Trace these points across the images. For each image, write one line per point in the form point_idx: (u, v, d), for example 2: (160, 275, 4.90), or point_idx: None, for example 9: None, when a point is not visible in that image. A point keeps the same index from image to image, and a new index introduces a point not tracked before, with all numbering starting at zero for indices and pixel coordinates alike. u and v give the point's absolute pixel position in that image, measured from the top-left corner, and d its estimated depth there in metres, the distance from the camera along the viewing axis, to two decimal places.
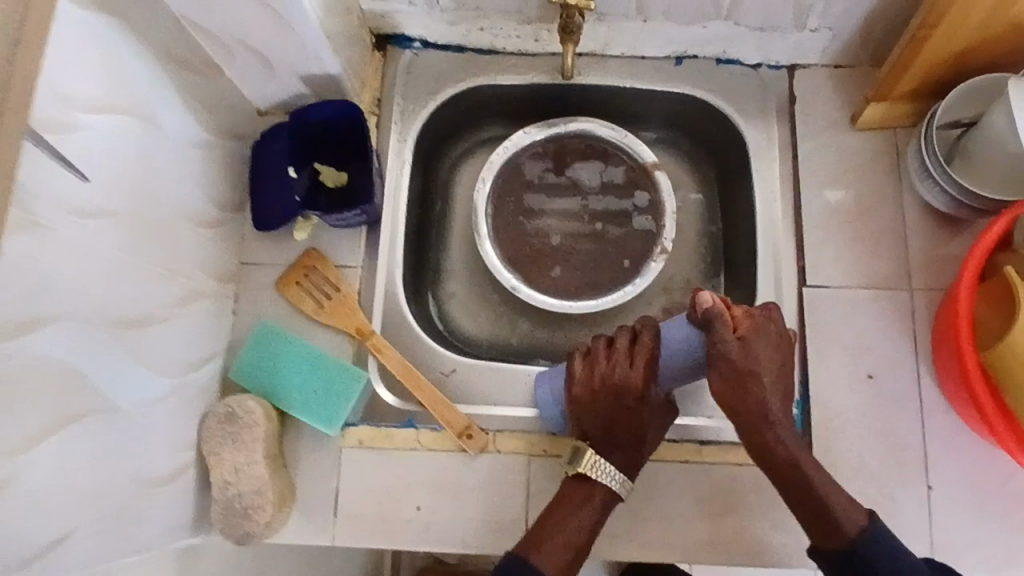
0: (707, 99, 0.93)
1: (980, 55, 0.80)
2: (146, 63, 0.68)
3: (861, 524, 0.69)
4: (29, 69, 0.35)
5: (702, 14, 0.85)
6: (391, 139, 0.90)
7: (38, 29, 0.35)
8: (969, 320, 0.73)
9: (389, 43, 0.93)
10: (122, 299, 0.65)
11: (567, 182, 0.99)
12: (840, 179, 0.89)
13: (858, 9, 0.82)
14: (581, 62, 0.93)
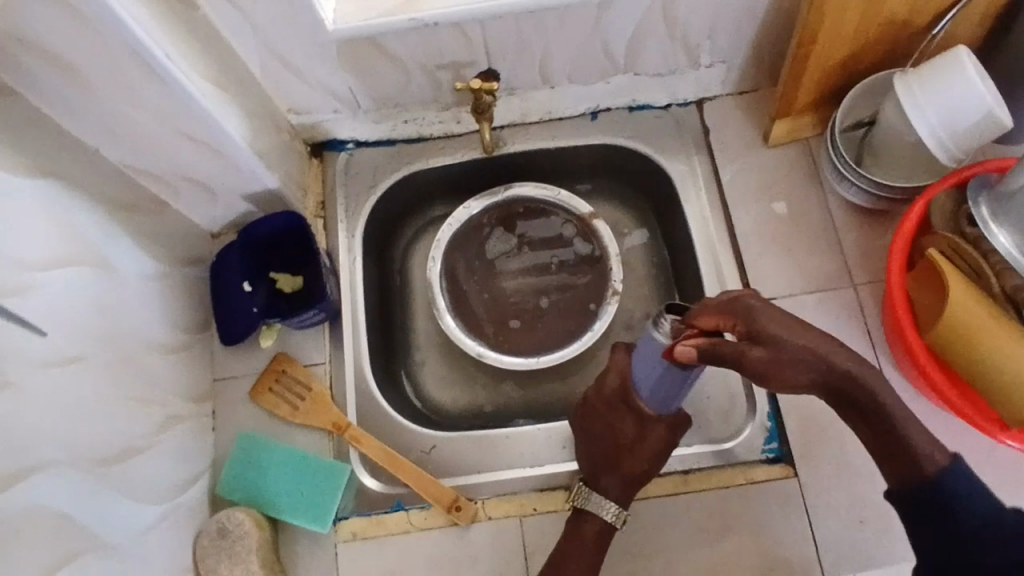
0: (628, 144, 0.99)
1: (863, 60, 0.86)
2: (97, 213, 0.74)
3: (941, 464, 0.58)
4: None
5: (604, 71, 0.92)
6: (340, 237, 0.95)
7: None
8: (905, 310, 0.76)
9: (324, 150, 0.99)
10: (102, 437, 0.68)
11: (516, 244, 1.04)
12: (766, 194, 0.93)
13: (743, 40, 0.89)
14: (504, 133, 0.99)
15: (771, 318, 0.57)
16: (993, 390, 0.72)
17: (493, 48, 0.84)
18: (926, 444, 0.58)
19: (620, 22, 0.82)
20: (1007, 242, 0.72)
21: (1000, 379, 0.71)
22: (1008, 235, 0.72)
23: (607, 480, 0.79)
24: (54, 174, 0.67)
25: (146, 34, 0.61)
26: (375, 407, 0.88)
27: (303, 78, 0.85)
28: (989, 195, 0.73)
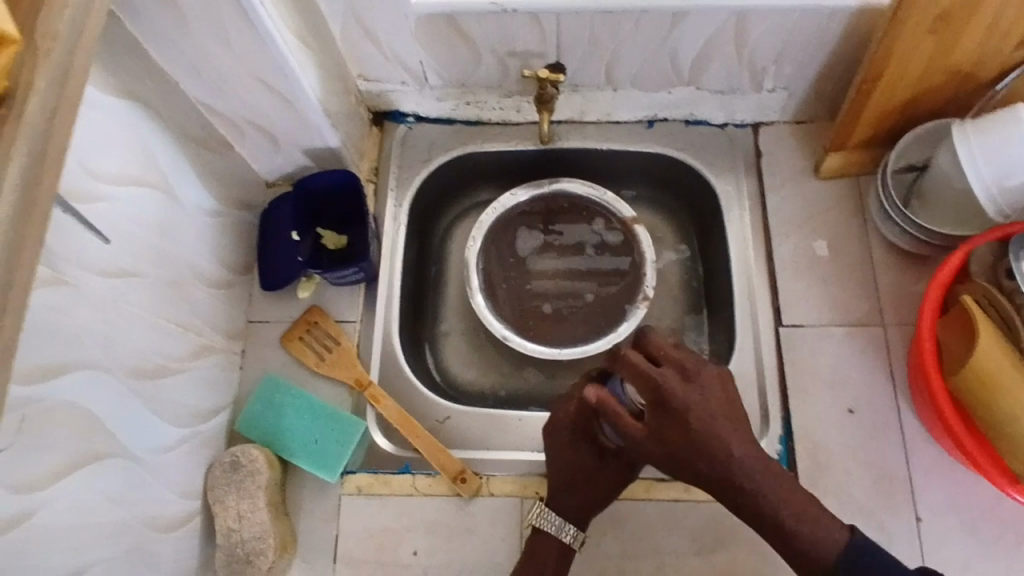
0: (679, 156, 1.01)
1: (926, 105, 0.87)
2: (168, 143, 0.77)
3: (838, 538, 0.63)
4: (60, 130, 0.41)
5: (667, 82, 0.94)
6: (387, 204, 0.98)
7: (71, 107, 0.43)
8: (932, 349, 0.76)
9: (385, 119, 1.03)
10: (143, 350, 0.72)
11: (553, 239, 1.06)
12: (809, 224, 0.95)
13: (808, 70, 0.90)
14: (559, 129, 1.02)
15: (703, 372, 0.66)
16: (1015, 442, 0.72)
17: (563, 43, 0.87)
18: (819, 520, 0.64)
19: (691, 34, 0.85)
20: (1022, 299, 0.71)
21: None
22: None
23: (561, 497, 0.79)
24: (136, 98, 0.71)
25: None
26: (397, 371, 0.90)
27: (378, 46, 0.88)
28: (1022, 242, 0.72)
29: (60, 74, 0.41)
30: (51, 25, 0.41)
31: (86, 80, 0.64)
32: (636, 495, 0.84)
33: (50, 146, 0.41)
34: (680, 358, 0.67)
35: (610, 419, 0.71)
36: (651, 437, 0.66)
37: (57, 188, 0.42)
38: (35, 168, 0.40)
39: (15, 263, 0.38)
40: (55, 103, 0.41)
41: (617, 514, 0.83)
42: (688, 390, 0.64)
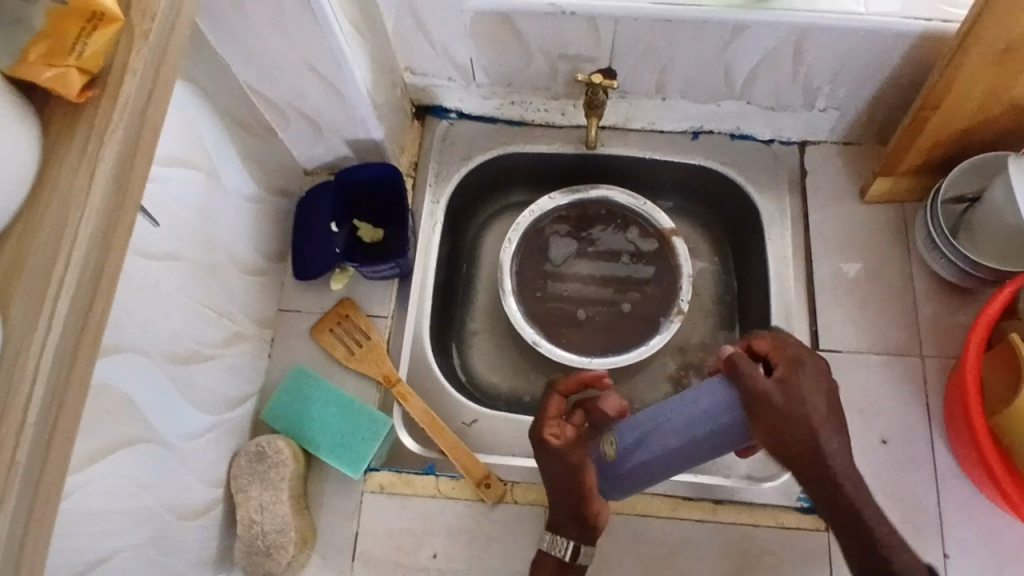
0: (722, 171, 0.99)
1: (982, 135, 0.85)
2: (215, 126, 0.76)
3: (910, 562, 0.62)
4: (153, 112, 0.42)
5: (718, 95, 0.92)
6: (424, 200, 0.97)
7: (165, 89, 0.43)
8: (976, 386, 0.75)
9: (427, 114, 1.01)
10: (180, 335, 0.71)
11: (586, 245, 1.04)
12: (851, 248, 0.93)
13: (863, 92, 0.89)
14: (603, 135, 1.01)
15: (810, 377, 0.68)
16: None
17: (618, 49, 0.86)
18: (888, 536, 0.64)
19: (749, 49, 0.83)
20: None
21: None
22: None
23: (562, 523, 0.76)
24: (189, 78, 0.70)
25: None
26: (426, 370, 0.89)
27: (429, 40, 0.87)
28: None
29: (157, 54, 0.42)
30: (149, 6, 0.41)
31: (177, 78, 0.68)
32: (661, 512, 0.83)
33: (143, 133, 0.42)
34: (791, 361, 0.69)
35: (665, 438, 0.71)
36: (786, 408, 0.65)
37: (147, 172, 0.43)
38: (129, 153, 0.41)
39: (106, 248, 0.40)
40: (149, 89, 0.41)
41: (641, 530, 0.82)
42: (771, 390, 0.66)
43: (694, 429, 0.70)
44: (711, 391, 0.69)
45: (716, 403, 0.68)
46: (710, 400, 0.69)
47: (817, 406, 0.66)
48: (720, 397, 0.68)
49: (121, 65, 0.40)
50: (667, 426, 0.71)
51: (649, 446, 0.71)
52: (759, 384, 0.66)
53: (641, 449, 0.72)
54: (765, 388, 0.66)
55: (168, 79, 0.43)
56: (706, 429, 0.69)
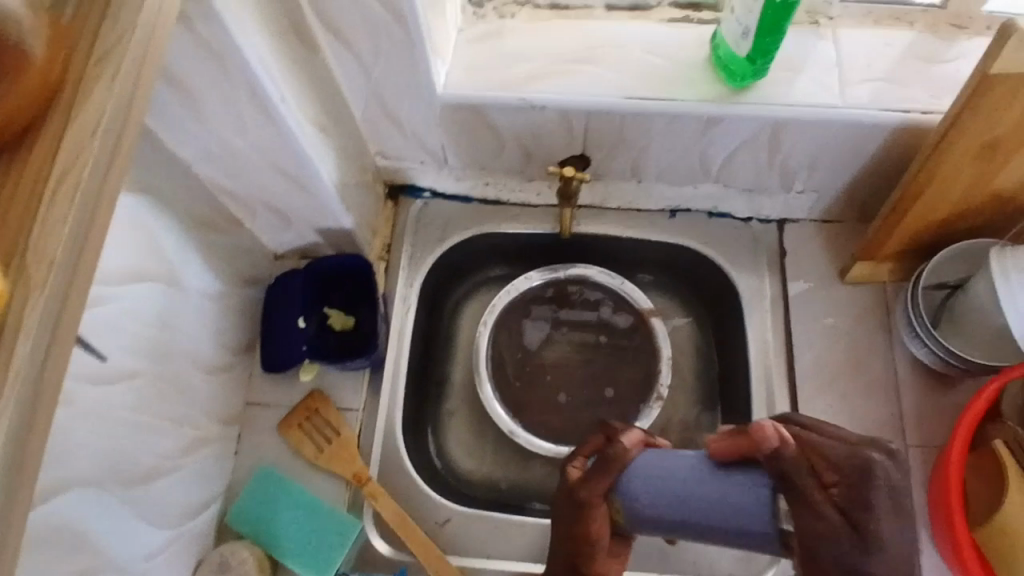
0: (700, 250, 0.98)
1: (964, 223, 0.84)
2: (174, 231, 0.74)
3: None
4: (62, 341, 0.34)
5: (694, 178, 0.91)
6: (397, 284, 0.95)
7: (75, 309, 0.35)
8: (960, 498, 0.73)
9: (401, 193, 0.99)
10: (136, 454, 0.68)
11: (563, 326, 1.02)
12: (831, 332, 0.91)
13: (840, 177, 0.87)
14: (581, 213, 0.99)
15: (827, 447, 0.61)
16: None
17: (591, 138, 0.84)
18: None
19: (724, 138, 0.82)
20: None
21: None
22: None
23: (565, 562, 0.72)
24: (145, 190, 0.68)
25: (265, 68, 0.62)
26: (398, 466, 0.87)
27: (399, 129, 0.85)
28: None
29: (64, 281, 0.34)
30: (50, 239, 0.33)
31: (122, 188, 0.65)
32: None
33: (46, 370, 0.34)
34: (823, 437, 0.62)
35: (672, 497, 0.64)
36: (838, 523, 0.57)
37: (55, 407, 0.35)
38: (31, 404, 0.33)
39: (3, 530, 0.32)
40: (54, 324, 0.34)
41: None
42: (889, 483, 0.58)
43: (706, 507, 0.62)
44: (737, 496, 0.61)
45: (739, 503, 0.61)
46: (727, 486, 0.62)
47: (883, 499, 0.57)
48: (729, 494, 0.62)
49: (18, 313, 0.32)
50: (679, 484, 0.64)
51: (684, 511, 0.63)
52: (824, 503, 0.57)
53: (648, 497, 0.65)
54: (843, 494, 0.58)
55: (80, 298, 0.35)
56: (711, 516, 0.62)
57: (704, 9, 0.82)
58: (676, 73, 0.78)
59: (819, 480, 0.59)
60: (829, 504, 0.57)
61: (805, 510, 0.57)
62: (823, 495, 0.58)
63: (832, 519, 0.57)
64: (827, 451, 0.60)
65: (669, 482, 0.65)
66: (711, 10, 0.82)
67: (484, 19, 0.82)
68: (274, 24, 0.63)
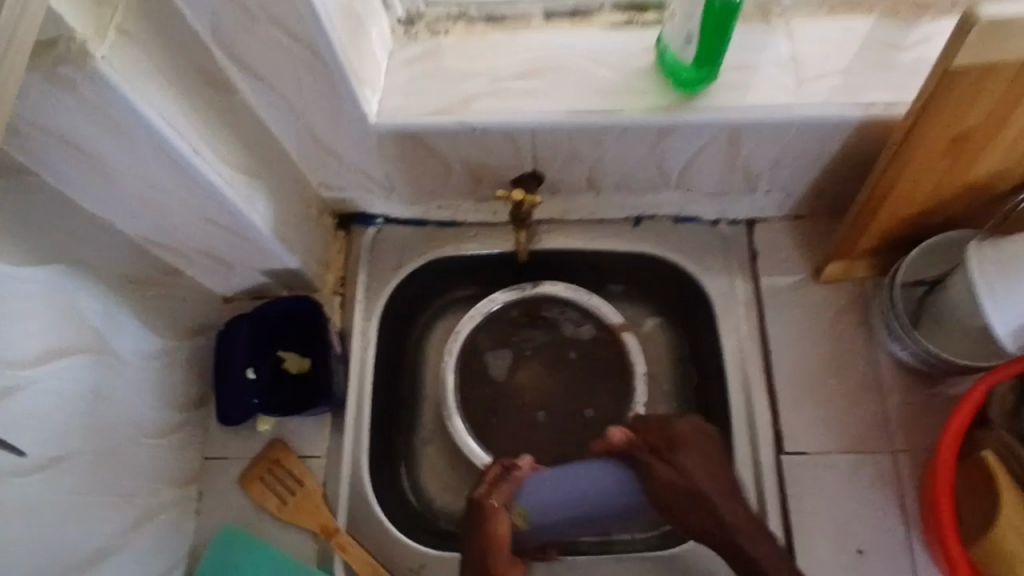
0: (668, 258, 0.94)
1: (939, 216, 0.79)
2: (100, 296, 0.70)
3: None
4: None
5: (654, 186, 0.87)
6: (355, 318, 0.91)
7: None
8: (953, 519, 0.68)
9: (352, 222, 0.95)
10: (77, 538, 0.65)
11: (525, 350, 0.96)
12: (809, 335, 0.88)
13: (805, 176, 0.83)
14: (541, 228, 0.95)
15: (691, 457, 0.73)
16: None
17: (539, 155, 0.80)
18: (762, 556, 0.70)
19: (678, 146, 0.78)
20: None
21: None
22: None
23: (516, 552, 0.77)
24: (60, 261, 0.64)
25: (166, 119, 0.57)
26: (367, 512, 0.83)
27: (339, 161, 0.81)
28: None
29: None
30: None
31: None
32: None
33: None
34: (691, 441, 0.74)
35: (564, 490, 0.75)
36: (671, 488, 0.72)
37: None
38: None
39: None
40: None
41: None
42: (668, 467, 0.73)
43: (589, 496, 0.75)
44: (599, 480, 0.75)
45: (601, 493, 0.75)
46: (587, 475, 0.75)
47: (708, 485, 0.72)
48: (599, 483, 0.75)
49: None
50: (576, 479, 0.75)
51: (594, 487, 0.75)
52: (664, 470, 0.72)
53: (536, 496, 0.76)
54: (660, 468, 0.73)
55: None
56: (593, 504, 0.75)
57: (649, 11, 0.78)
58: (622, 82, 0.73)
59: (655, 455, 0.74)
60: (659, 459, 0.73)
61: (658, 471, 0.72)
62: (655, 455, 0.73)
63: (668, 474, 0.72)
64: (690, 463, 0.73)
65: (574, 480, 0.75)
66: (656, 11, 0.78)
67: (417, 39, 0.78)
68: (177, 71, 0.58)
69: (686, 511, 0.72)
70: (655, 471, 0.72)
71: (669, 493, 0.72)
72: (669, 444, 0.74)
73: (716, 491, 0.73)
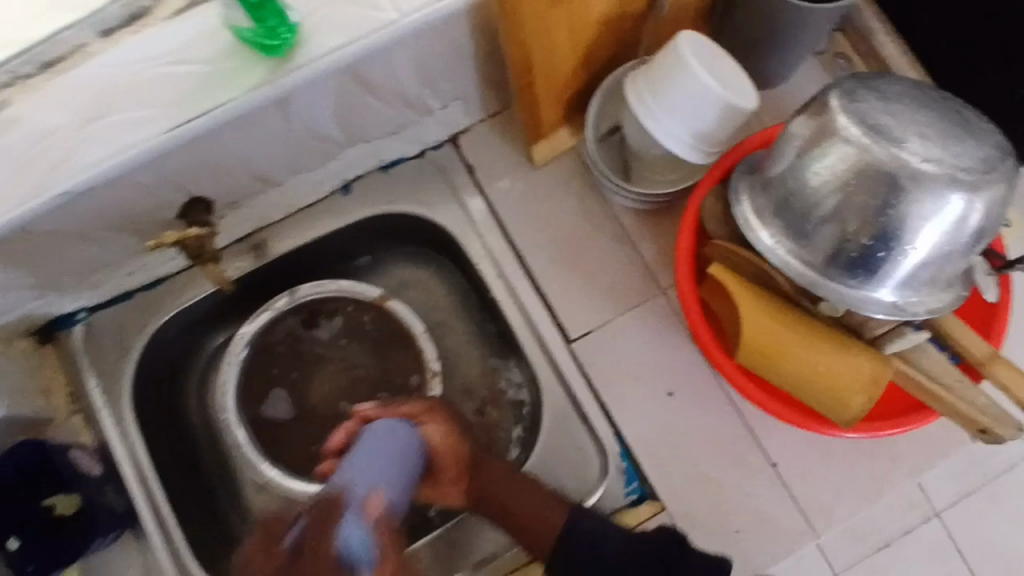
0: (393, 210, 0.89)
1: (597, 60, 0.78)
2: None
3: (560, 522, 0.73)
4: None
5: (330, 151, 0.80)
6: (107, 427, 0.81)
7: None
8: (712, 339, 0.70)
9: (53, 332, 0.84)
10: None
11: (293, 372, 0.90)
12: (550, 221, 0.86)
13: (464, 74, 0.79)
14: (256, 239, 0.87)
15: (433, 429, 0.76)
16: (840, 397, 0.66)
17: (180, 180, 0.71)
18: (541, 502, 0.75)
19: (313, 109, 0.71)
20: (889, 312, 0.64)
21: (806, 385, 0.67)
22: (986, 202, 0.58)
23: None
24: None
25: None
26: None
27: None
28: (873, 272, 0.62)
29: None
30: None
31: None
32: None
33: None
34: (427, 412, 0.77)
35: (393, 469, 0.67)
36: (449, 455, 0.76)
37: None
38: None
39: None
40: None
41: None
42: (481, 457, 0.78)
43: (396, 459, 0.68)
44: (376, 437, 0.69)
45: (397, 449, 0.69)
46: (383, 439, 0.69)
47: (496, 467, 0.77)
48: (389, 435, 0.69)
49: None
50: (370, 470, 0.65)
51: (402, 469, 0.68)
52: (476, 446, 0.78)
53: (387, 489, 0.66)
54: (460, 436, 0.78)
55: None
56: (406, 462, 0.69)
57: None
58: (211, 72, 0.64)
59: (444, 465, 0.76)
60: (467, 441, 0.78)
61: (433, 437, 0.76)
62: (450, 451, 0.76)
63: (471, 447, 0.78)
64: (432, 436, 0.76)
65: (391, 449, 0.68)
66: None
67: None
68: None
69: (481, 501, 0.77)
70: (471, 444, 0.78)
71: (485, 484, 0.76)
72: (459, 455, 0.77)
73: (495, 468, 0.77)
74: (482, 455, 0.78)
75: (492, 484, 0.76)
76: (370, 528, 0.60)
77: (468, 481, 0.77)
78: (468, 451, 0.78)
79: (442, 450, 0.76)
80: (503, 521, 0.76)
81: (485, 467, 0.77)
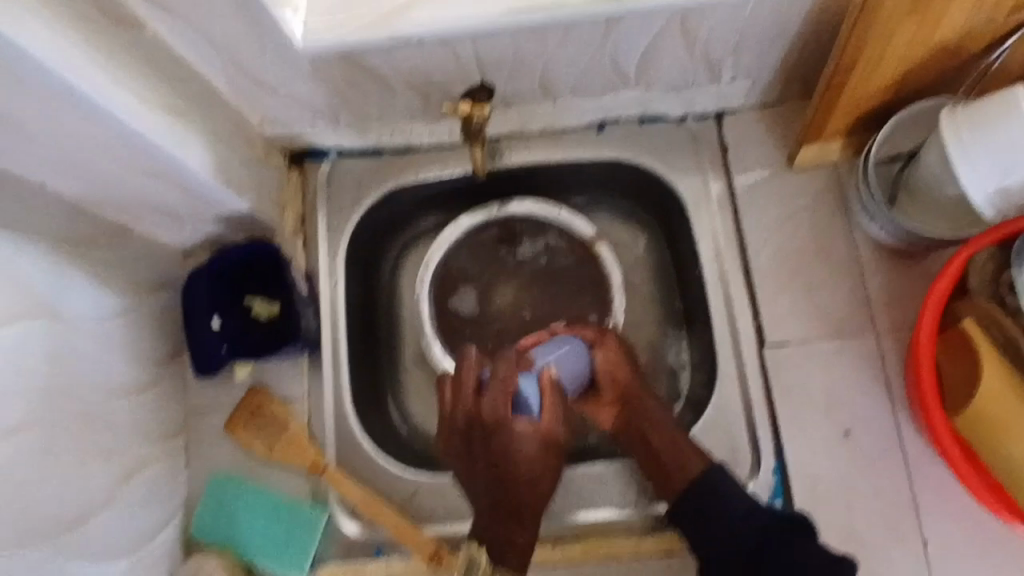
0: (636, 161, 0.89)
1: (908, 87, 0.76)
2: (43, 256, 0.66)
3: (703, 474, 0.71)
4: None
5: (611, 86, 0.83)
6: (320, 257, 0.89)
7: None
8: (935, 388, 0.68)
9: (305, 158, 0.91)
10: (57, 504, 0.65)
11: (483, 274, 0.95)
12: (786, 226, 0.85)
13: (770, 57, 0.79)
14: (503, 142, 0.91)
15: (605, 356, 0.77)
16: None
17: (486, 62, 0.75)
18: (691, 455, 0.73)
19: (630, 40, 0.73)
20: None
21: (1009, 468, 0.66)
22: None
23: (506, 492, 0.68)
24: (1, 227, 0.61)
25: (70, 63, 0.53)
26: (354, 442, 0.85)
27: (276, 95, 0.77)
28: None
29: None
30: None
31: None
32: (625, 551, 0.80)
33: None
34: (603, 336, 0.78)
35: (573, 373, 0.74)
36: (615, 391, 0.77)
37: None
38: None
39: None
40: None
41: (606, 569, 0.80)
42: (645, 400, 0.77)
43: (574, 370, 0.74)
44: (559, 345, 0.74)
45: (575, 363, 0.74)
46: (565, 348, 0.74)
47: (660, 416, 0.76)
48: (568, 349, 0.75)
49: None
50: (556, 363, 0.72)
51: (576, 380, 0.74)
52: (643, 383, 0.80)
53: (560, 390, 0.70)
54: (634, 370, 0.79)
55: None
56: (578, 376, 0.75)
57: None
58: None
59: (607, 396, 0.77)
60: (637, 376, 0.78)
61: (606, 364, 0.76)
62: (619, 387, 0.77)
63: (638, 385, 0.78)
64: (603, 362, 0.76)
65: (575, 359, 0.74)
66: None
67: None
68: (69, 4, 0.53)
69: (634, 441, 0.77)
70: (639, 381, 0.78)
71: (642, 423, 0.76)
72: (625, 389, 0.77)
73: (657, 416, 0.76)
74: (653, 399, 0.77)
75: (651, 431, 0.76)
76: (541, 391, 0.69)
77: (629, 417, 0.77)
78: (636, 388, 0.77)
79: (610, 374, 0.77)
80: (652, 469, 0.75)
81: (647, 412, 0.76)
